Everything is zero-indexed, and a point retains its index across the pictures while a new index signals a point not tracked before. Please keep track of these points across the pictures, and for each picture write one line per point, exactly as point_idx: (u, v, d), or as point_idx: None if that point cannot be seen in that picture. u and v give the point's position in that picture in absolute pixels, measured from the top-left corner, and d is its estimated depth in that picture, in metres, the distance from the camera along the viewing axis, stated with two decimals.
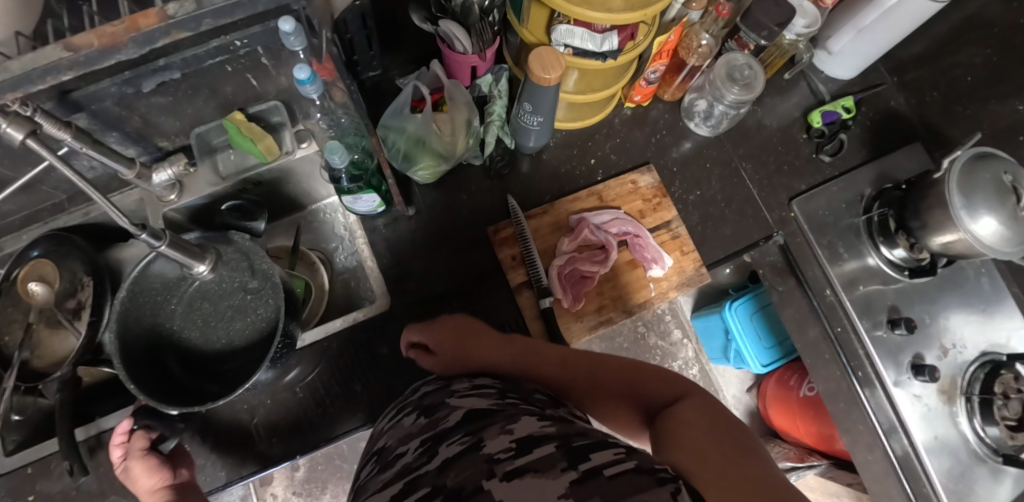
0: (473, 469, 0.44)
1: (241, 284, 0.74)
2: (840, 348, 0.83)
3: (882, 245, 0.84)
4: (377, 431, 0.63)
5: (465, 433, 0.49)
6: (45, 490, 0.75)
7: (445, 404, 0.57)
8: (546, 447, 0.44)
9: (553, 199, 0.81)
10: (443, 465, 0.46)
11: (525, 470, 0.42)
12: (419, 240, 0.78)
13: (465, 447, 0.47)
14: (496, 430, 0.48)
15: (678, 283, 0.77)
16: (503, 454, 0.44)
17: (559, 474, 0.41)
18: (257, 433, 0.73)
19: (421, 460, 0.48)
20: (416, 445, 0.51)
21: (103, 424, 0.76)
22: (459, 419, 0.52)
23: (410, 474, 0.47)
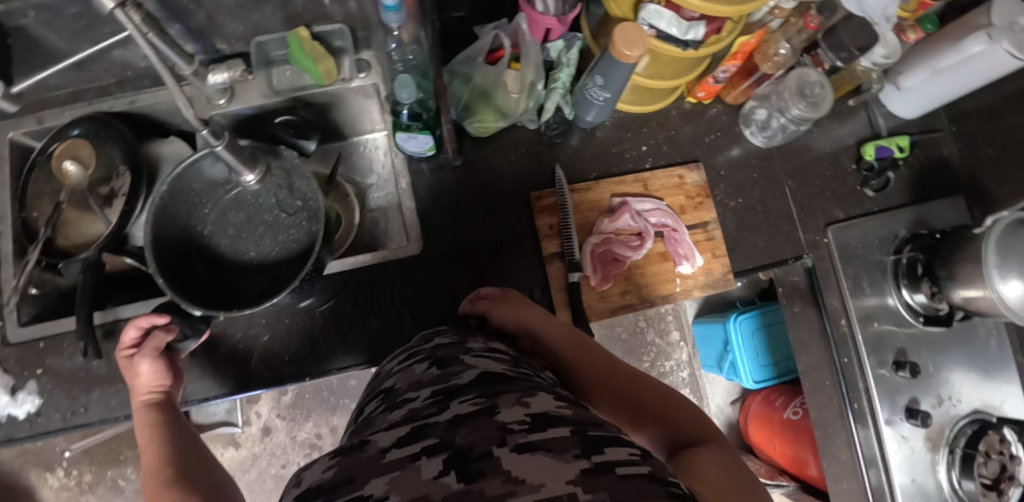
0: (484, 433, 0.40)
1: (280, 201, 0.74)
2: (842, 377, 0.85)
3: (904, 289, 0.85)
4: (381, 376, 0.63)
5: (478, 395, 0.48)
6: (55, 365, 0.76)
7: (459, 361, 0.57)
8: (560, 428, 0.41)
9: (598, 177, 0.80)
10: (453, 420, 0.43)
11: (536, 446, 0.39)
12: (460, 192, 0.78)
13: (477, 410, 0.44)
14: (511, 400, 0.45)
15: (703, 283, 0.78)
16: (516, 426, 0.41)
17: (572, 460, 0.37)
18: (265, 355, 0.74)
19: (430, 410, 0.47)
20: (427, 395, 0.50)
21: (120, 314, 0.77)
22: (474, 379, 0.51)
23: (417, 422, 0.45)
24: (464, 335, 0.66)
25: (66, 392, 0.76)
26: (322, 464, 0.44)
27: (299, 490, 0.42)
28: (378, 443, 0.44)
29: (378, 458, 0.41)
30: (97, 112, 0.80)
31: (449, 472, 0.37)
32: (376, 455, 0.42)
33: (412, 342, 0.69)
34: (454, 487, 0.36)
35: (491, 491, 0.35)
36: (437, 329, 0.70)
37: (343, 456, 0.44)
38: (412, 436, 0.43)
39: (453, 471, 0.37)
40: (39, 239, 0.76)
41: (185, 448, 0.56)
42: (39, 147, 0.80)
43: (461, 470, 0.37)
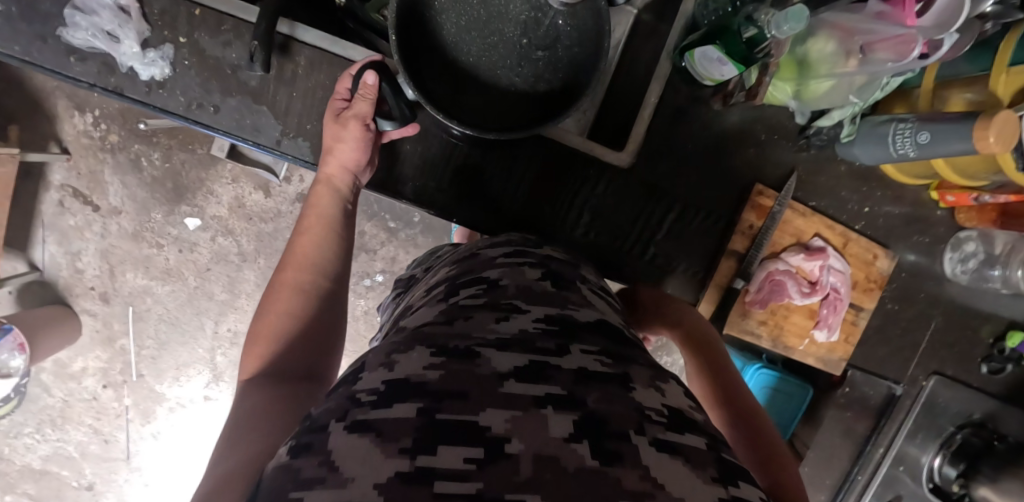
0: (622, 408, 0.33)
1: (533, 26, 0.60)
2: (844, 485, 0.92)
3: (939, 459, 0.87)
4: (479, 258, 0.53)
5: (603, 350, 0.39)
6: (201, 44, 0.64)
7: (575, 290, 0.49)
8: (695, 437, 0.34)
9: (815, 208, 0.76)
10: (580, 373, 0.35)
11: (677, 449, 0.32)
12: (690, 139, 0.73)
13: (608, 372, 0.36)
14: (645, 378, 0.37)
15: (819, 355, 0.79)
16: (654, 415, 0.33)
17: (709, 483, 0.30)
18: (428, 179, 0.70)
19: (547, 344, 0.37)
20: (539, 317, 0.40)
21: (298, 34, 0.64)
22: (595, 324, 0.43)
23: (534, 355, 0.35)
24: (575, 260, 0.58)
25: (203, 82, 0.65)
26: (422, 356, 0.34)
27: (391, 377, 0.33)
28: (492, 362, 0.34)
29: (495, 383, 0.32)
30: None
31: (582, 441, 0.29)
32: (492, 377, 0.32)
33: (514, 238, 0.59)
34: (589, 463, 0.28)
35: (630, 486, 0.27)
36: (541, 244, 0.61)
37: (449, 359, 0.34)
38: (533, 371, 0.34)
39: (588, 442, 0.29)
40: None
41: (335, 266, 0.59)
42: None
43: (596, 444, 0.29)
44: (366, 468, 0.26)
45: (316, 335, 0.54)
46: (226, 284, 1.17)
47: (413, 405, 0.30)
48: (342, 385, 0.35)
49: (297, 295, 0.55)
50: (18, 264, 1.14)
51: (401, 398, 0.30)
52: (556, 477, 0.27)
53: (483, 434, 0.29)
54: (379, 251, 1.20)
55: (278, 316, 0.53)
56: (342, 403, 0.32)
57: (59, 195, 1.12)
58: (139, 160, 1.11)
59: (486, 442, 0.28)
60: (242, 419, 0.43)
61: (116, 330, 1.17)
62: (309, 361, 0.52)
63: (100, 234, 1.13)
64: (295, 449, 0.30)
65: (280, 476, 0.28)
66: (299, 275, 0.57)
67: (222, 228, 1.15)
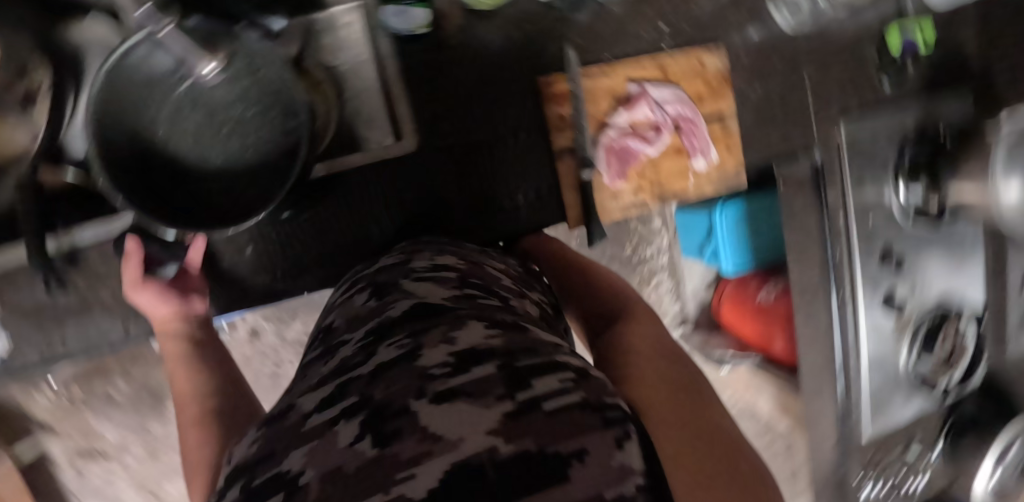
0: (403, 383, 0.36)
1: (250, 98, 0.63)
2: (834, 272, 0.88)
3: (902, 185, 0.87)
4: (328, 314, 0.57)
5: (409, 333, 0.43)
6: (16, 301, 0.69)
7: (396, 288, 0.52)
8: (486, 366, 0.37)
9: (614, 57, 0.71)
10: (376, 370, 0.39)
11: (459, 391, 0.35)
12: (461, 73, 0.67)
13: (401, 357, 0.40)
14: (436, 338, 0.41)
15: (715, 179, 0.76)
16: (438, 370, 0.37)
17: (494, 403, 0.34)
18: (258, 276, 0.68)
19: (358, 360, 0.42)
20: (361, 337, 0.46)
21: (78, 240, 0.69)
22: (406, 312, 0.47)
23: (343, 377, 0.40)
24: (409, 255, 0.62)
25: (41, 325, 0.70)
26: (248, 439, 0.39)
27: (233, 470, 0.37)
28: (301, 407, 0.39)
29: (300, 425, 0.37)
30: None
31: (364, 437, 0.32)
32: (298, 423, 0.37)
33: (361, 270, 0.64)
34: (367, 454, 0.31)
35: (404, 456, 0.30)
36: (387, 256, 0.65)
37: (268, 428, 0.39)
38: (335, 396, 0.38)
39: (370, 435, 0.33)
40: None
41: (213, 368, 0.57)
42: None
43: (376, 431, 0.33)
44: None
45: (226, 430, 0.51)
46: None
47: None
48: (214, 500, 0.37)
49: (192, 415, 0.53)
50: None
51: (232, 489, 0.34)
52: (341, 484, 0.30)
53: (284, 479, 0.32)
54: None
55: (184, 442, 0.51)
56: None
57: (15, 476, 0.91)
58: None
59: (285, 485, 0.31)
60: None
61: None
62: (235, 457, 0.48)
63: None
64: None
65: None
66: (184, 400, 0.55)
67: None
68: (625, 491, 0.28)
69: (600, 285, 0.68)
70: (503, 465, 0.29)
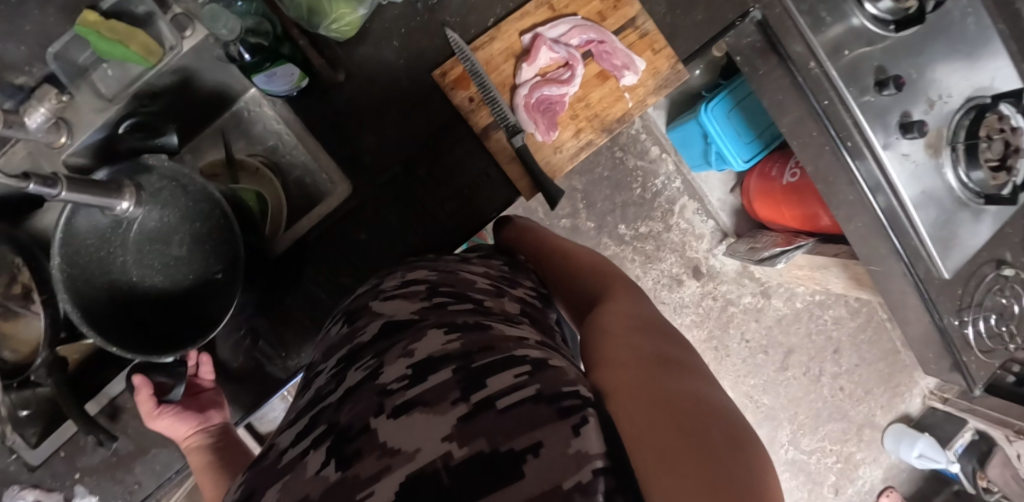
0: (363, 404, 0.30)
1: (194, 209, 0.66)
2: (828, 120, 0.80)
3: (867, 1, 0.78)
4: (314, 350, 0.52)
5: (371, 347, 0.37)
6: (88, 464, 0.76)
7: (367, 311, 0.45)
8: (441, 371, 0.31)
9: (498, 20, 0.69)
10: (342, 394, 0.32)
11: (413, 405, 0.29)
12: (365, 104, 0.67)
13: (362, 376, 0.33)
14: (398, 348, 0.34)
15: (655, 86, 0.71)
16: (396, 384, 0.31)
17: (449, 409, 0.29)
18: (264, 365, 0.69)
19: (326, 387, 0.35)
20: (333, 364, 0.39)
21: (111, 392, 0.74)
22: (375, 333, 0.39)
23: (312, 408, 0.34)
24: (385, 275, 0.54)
25: (117, 478, 0.76)
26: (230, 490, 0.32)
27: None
28: (275, 445, 0.32)
29: (272, 464, 0.30)
30: None
31: (329, 462, 0.28)
32: (271, 460, 0.31)
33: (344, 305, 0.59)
34: (330, 479, 0.27)
35: (365, 475, 0.27)
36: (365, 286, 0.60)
37: (245, 473, 0.33)
38: (305, 427, 0.32)
39: (332, 461, 0.28)
40: None
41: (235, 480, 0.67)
42: None
43: (338, 454, 0.28)
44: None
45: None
46: None
47: None
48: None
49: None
50: None
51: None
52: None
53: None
54: None
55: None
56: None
57: None
58: None
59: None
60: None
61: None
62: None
63: None
64: None
65: None
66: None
67: None
68: (581, 479, 0.25)
69: (573, 271, 0.62)
70: (459, 471, 0.26)
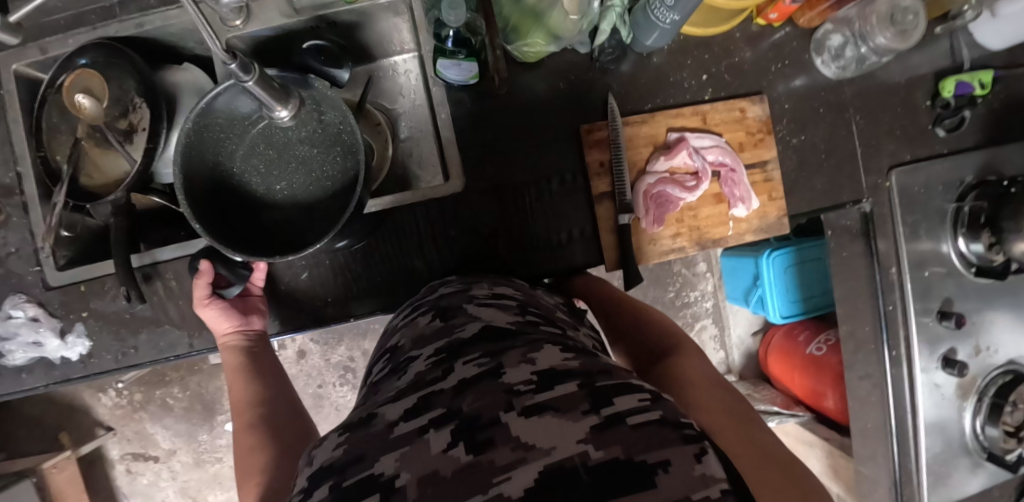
0: (490, 398, 0.33)
1: (318, 132, 0.70)
2: (885, 324, 0.84)
3: (961, 238, 0.82)
4: (386, 332, 0.55)
5: (484, 349, 0.40)
6: (100, 309, 0.78)
7: (461, 310, 0.49)
8: (567, 384, 0.33)
9: (654, 108, 0.75)
10: (459, 384, 0.36)
11: (545, 407, 0.32)
12: (505, 119, 0.72)
13: (481, 372, 0.36)
14: (516, 358, 0.37)
15: (756, 227, 0.76)
16: (522, 387, 0.34)
17: (581, 417, 0.30)
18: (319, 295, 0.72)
19: (435, 374, 0.39)
20: (431, 353, 0.42)
21: (157, 257, 0.76)
22: (477, 334, 0.43)
23: (424, 389, 0.37)
24: (470, 284, 0.58)
25: (116, 334, 0.78)
26: (332, 440, 0.36)
27: (313, 472, 0.34)
28: (385, 415, 0.36)
29: (386, 433, 0.34)
30: (105, 37, 0.75)
31: (458, 444, 0.31)
32: (385, 430, 0.34)
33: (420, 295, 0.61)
34: (464, 460, 0.29)
35: (501, 462, 0.29)
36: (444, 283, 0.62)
37: (350, 432, 0.36)
38: (418, 406, 0.35)
39: (463, 443, 0.31)
40: (64, 179, 0.73)
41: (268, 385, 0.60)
42: (48, 81, 0.75)
43: (469, 440, 0.31)
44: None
45: (287, 446, 0.54)
46: None
47: (326, 485, 0.32)
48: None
49: (251, 430, 0.55)
50: None
51: (319, 484, 0.33)
52: (436, 489, 0.28)
53: (378, 480, 0.31)
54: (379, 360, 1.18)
55: (245, 454, 0.53)
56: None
57: None
58: (165, 402, 1.21)
59: (382, 487, 0.30)
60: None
61: None
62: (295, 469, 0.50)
63: None
64: None
65: None
66: (243, 415, 0.57)
67: None
68: (710, 495, 0.26)
69: (642, 328, 0.65)
70: (597, 469, 0.27)
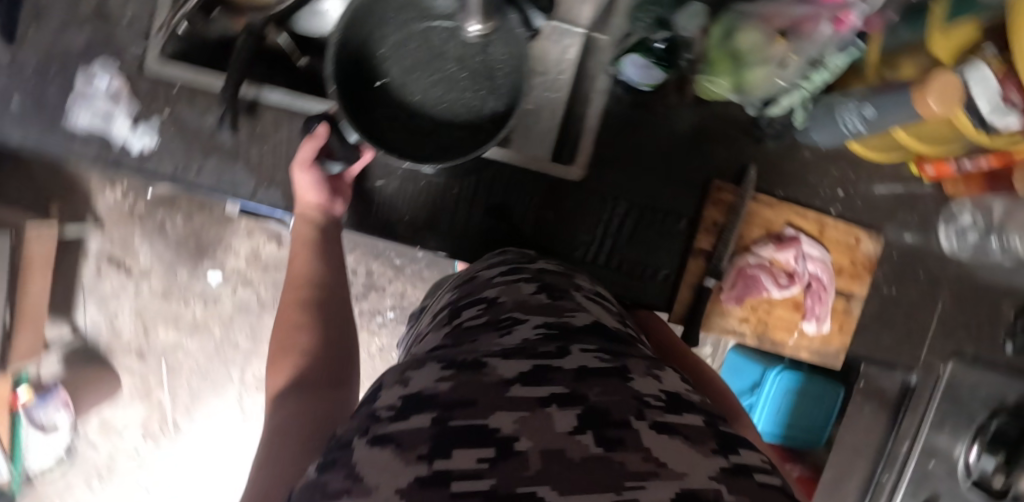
0: (620, 398, 0.35)
1: (473, 60, 0.65)
2: (872, 488, 0.91)
3: (975, 449, 0.83)
4: (475, 281, 0.55)
5: (600, 348, 0.41)
6: (182, 116, 0.75)
7: (569, 296, 0.50)
8: (692, 417, 0.36)
9: (784, 198, 0.74)
10: (580, 372, 0.37)
11: (673, 430, 0.33)
12: (651, 142, 0.73)
13: (604, 368, 0.38)
14: (642, 369, 0.39)
15: (815, 349, 0.77)
16: (653, 401, 0.36)
17: (710, 455, 0.32)
18: (411, 212, 0.72)
19: (548, 349, 0.40)
20: (539, 324, 0.43)
21: (263, 95, 0.73)
22: (591, 328, 0.44)
23: (538, 359, 0.39)
24: (570, 269, 0.59)
25: (186, 147, 0.75)
26: (433, 370, 0.38)
27: (406, 392, 0.37)
28: (496, 370, 0.37)
29: (500, 389, 0.35)
30: None
31: (584, 432, 0.32)
32: (497, 384, 0.36)
33: (505, 258, 0.62)
34: (592, 450, 0.31)
35: (632, 467, 0.30)
36: (536, 258, 0.62)
37: (458, 371, 0.38)
38: (537, 375, 0.37)
39: (591, 432, 0.32)
40: None
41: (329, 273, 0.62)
42: None
43: (598, 432, 0.32)
44: (388, 474, 0.30)
45: (330, 340, 0.56)
46: (250, 331, 1.13)
47: (428, 415, 0.33)
48: (365, 403, 0.38)
49: (301, 308, 0.58)
50: (61, 329, 1.11)
51: (417, 410, 0.34)
52: (561, 467, 0.29)
53: (493, 434, 0.32)
54: (386, 287, 1.12)
55: (289, 328, 0.56)
56: (363, 420, 0.36)
57: (96, 264, 1.09)
58: (163, 225, 1.08)
59: (497, 442, 0.31)
60: (271, 437, 0.44)
61: (152, 383, 1.14)
62: (333, 369, 0.53)
63: (134, 295, 1.10)
64: (323, 466, 0.33)
65: (309, 492, 0.32)
66: (299, 290, 0.60)
67: (241, 279, 1.11)
68: None
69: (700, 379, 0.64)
70: None
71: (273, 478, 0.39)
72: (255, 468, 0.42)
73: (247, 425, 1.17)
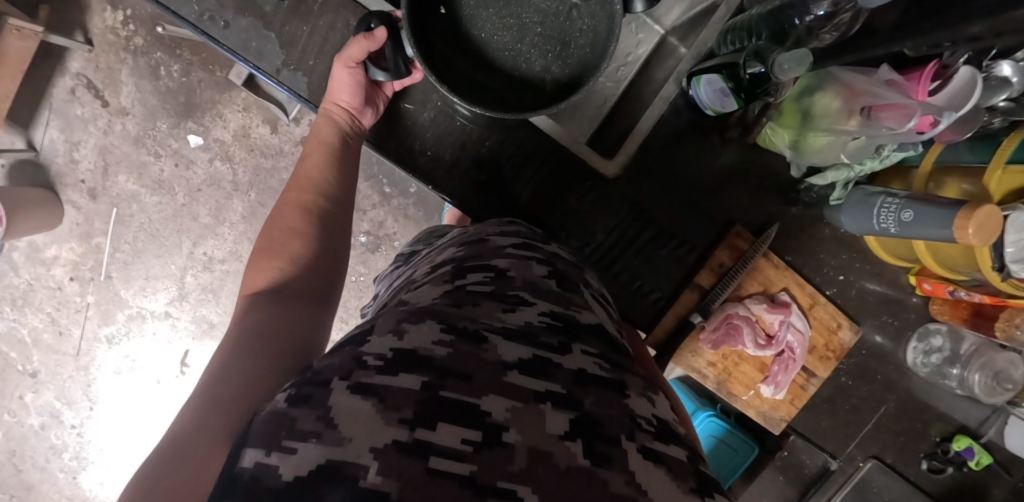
0: (615, 412, 0.35)
1: (551, 18, 0.62)
2: None
3: None
4: (486, 244, 0.52)
5: (601, 354, 0.41)
6: None
7: (577, 291, 0.49)
8: (676, 450, 0.36)
9: (789, 265, 0.78)
10: (580, 374, 0.37)
11: (661, 458, 0.34)
12: (683, 169, 0.74)
13: (605, 377, 0.38)
14: (639, 388, 0.40)
15: (762, 410, 0.80)
16: (644, 424, 0.36)
17: (688, 493, 0.32)
18: (442, 152, 0.71)
19: (550, 341, 0.39)
20: (545, 312, 0.42)
21: None
22: (595, 331, 0.44)
23: (539, 350, 0.37)
24: (580, 262, 0.58)
25: None
26: (431, 330, 0.36)
27: (399, 346, 0.34)
28: (498, 349, 0.36)
29: (498, 371, 0.34)
30: None
31: (574, 439, 0.31)
32: (496, 365, 0.34)
33: (521, 230, 0.59)
34: (579, 461, 0.30)
35: (614, 489, 0.29)
36: (548, 241, 0.60)
37: (458, 339, 0.35)
38: (535, 366, 0.36)
39: (581, 441, 0.31)
40: None
41: (336, 190, 0.63)
42: None
43: (589, 443, 0.31)
44: (364, 430, 0.28)
45: (318, 255, 0.57)
46: (213, 209, 1.04)
47: (418, 378, 0.31)
48: (348, 343, 0.36)
49: (302, 212, 0.59)
50: (16, 139, 1.01)
51: (407, 369, 0.32)
52: (546, 472, 0.29)
53: (483, 418, 0.30)
54: (368, 212, 1.07)
55: (284, 231, 0.57)
56: (347, 362, 0.33)
57: (72, 83, 1.00)
58: (157, 68, 0.99)
59: (484, 427, 0.30)
60: (242, 336, 0.45)
61: (95, 228, 1.04)
62: (315, 285, 0.54)
63: (103, 130, 1.01)
64: (294, 398, 0.31)
65: (275, 422, 0.30)
66: (302, 194, 0.60)
67: (222, 152, 1.03)
68: None
69: None
70: None
71: (241, 380, 0.40)
72: (220, 360, 0.43)
73: (169, 308, 1.07)
